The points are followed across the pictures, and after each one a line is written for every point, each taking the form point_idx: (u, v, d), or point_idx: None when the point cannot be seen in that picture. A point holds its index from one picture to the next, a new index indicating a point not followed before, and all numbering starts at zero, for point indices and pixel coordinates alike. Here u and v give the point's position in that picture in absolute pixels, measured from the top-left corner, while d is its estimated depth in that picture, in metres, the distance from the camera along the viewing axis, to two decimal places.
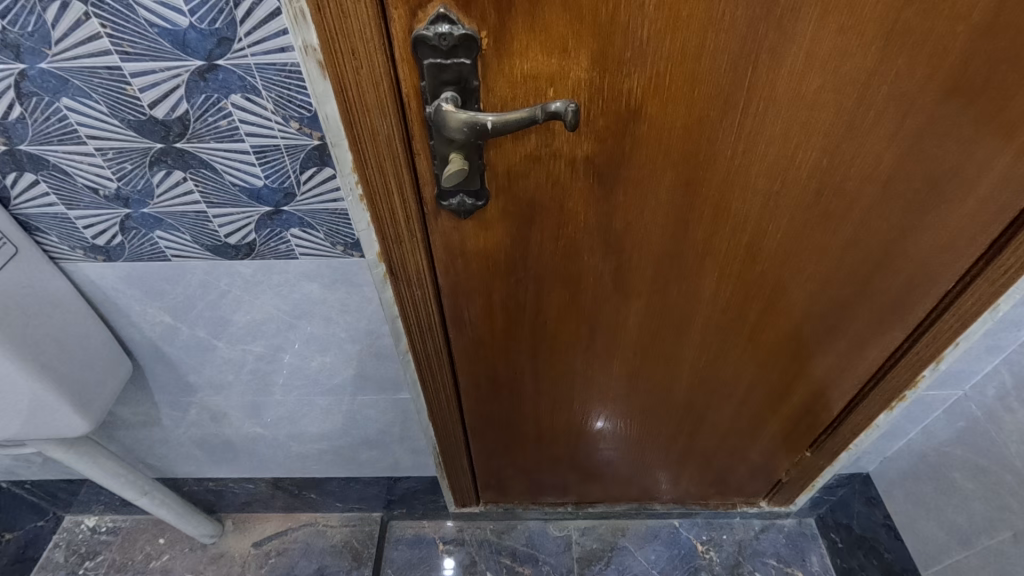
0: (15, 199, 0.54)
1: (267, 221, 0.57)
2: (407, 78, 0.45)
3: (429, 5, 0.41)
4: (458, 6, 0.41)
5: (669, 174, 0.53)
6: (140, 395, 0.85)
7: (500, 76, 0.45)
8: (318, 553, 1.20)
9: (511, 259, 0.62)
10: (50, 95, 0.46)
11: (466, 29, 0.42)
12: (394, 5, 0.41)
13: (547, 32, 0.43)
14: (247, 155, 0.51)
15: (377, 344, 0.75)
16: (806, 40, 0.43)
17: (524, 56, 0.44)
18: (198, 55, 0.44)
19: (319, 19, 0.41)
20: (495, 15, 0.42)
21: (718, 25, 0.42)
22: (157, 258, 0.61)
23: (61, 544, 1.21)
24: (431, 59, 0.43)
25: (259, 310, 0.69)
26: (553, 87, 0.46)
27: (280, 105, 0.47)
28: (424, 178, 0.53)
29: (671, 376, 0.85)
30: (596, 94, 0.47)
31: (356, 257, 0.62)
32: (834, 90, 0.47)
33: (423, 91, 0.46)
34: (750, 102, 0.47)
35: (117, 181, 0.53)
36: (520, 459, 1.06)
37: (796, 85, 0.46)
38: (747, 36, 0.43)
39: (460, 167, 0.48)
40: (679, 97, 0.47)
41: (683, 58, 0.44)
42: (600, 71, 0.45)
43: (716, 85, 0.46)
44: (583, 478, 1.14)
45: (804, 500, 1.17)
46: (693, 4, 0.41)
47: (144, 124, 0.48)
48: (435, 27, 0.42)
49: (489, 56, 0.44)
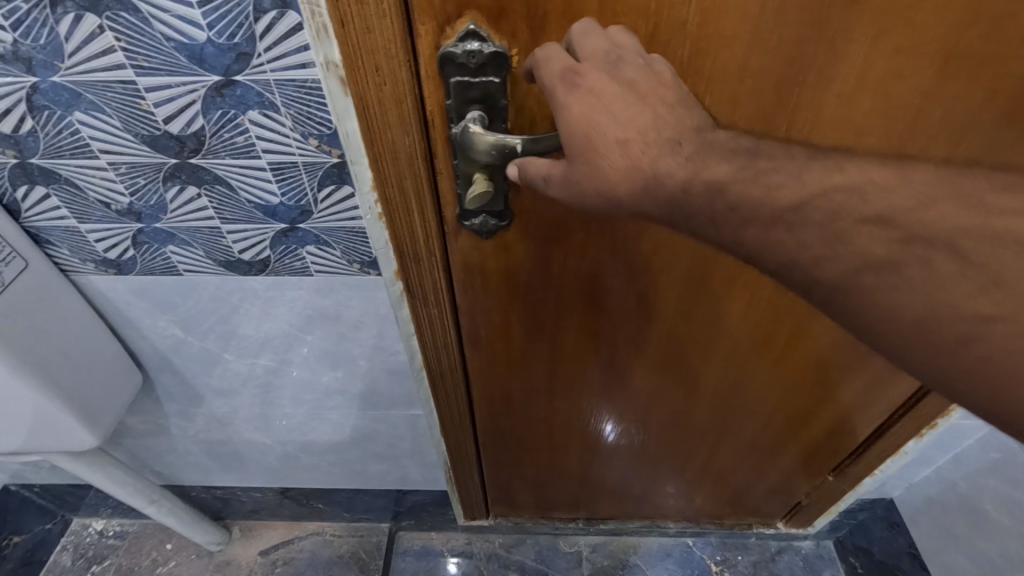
0: (26, 212, 0.53)
1: (282, 238, 0.55)
2: (432, 95, 0.43)
3: (458, 21, 0.39)
4: (488, 22, 0.39)
5: None
6: (149, 404, 0.84)
7: (530, 95, 0.43)
8: (325, 564, 1.19)
9: (532, 278, 0.60)
10: (63, 109, 0.44)
11: (496, 47, 0.40)
12: (422, 20, 0.39)
13: None
14: (263, 171, 0.49)
15: (391, 361, 0.74)
16: (858, 62, 0.41)
17: None
18: (215, 70, 0.42)
19: (342, 34, 0.39)
20: (527, 31, 0.40)
21: (764, 44, 0.40)
22: (169, 273, 0.60)
23: (69, 547, 1.20)
24: (457, 77, 0.41)
25: (272, 325, 0.67)
26: None
27: (298, 121, 0.45)
28: (445, 197, 0.51)
29: (692, 397, 0.82)
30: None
31: (372, 275, 0.60)
32: (885, 115, 0.44)
33: (448, 109, 0.44)
34: (793, 126, 0.45)
35: (129, 196, 0.52)
36: (532, 476, 1.03)
37: (844, 109, 0.43)
38: (795, 57, 0.41)
39: (484, 191, 0.46)
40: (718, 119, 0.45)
41: (725, 79, 0.42)
42: None
43: (759, 107, 0.44)
44: (596, 494, 1.11)
45: (823, 522, 1.14)
46: (738, 22, 0.39)
47: (158, 139, 0.47)
48: (463, 44, 0.40)
49: (519, 75, 0.42)
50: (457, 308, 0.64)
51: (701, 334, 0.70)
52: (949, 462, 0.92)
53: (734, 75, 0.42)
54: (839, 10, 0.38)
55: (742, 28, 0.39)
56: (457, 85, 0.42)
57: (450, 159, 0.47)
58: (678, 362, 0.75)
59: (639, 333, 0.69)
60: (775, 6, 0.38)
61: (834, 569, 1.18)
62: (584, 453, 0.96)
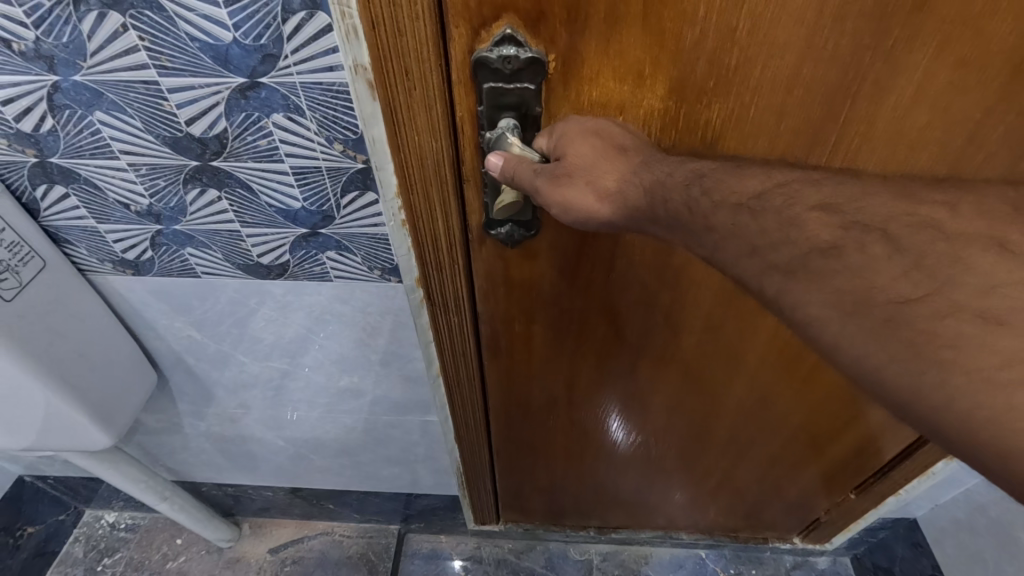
0: (44, 211, 0.52)
1: (302, 242, 0.54)
2: (462, 101, 0.41)
3: (494, 25, 0.37)
4: (526, 26, 0.37)
5: None
6: (163, 403, 0.83)
7: (564, 101, 0.41)
8: (334, 564, 1.18)
9: (556, 290, 0.59)
10: (84, 108, 0.43)
11: (533, 52, 0.38)
12: (456, 24, 0.37)
13: (621, 56, 0.39)
14: (285, 175, 0.47)
15: (407, 367, 0.72)
16: (917, 73, 0.38)
17: (593, 82, 0.40)
18: (240, 71, 0.40)
19: (373, 36, 0.37)
20: (565, 36, 0.37)
21: (818, 53, 0.38)
22: (186, 275, 0.58)
23: (81, 539, 1.21)
24: (491, 83, 0.39)
25: (288, 329, 0.66)
26: (622, 115, 0.42)
27: (323, 125, 0.44)
28: (471, 206, 0.49)
29: (714, 412, 0.80)
30: (670, 125, 0.42)
31: (392, 281, 0.58)
32: (941, 129, 0.41)
33: (479, 116, 0.42)
34: (842, 138, 0.43)
35: (149, 198, 0.50)
36: (545, 484, 1.02)
37: (898, 121, 0.41)
38: (849, 67, 0.38)
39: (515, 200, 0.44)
40: (763, 129, 0.42)
41: (774, 89, 0.40)
42: (676, 100, 0.41)
43: (807, 119, 0.41)
44: (608, 504, 1.10)
45: (841, 539, 1.11)
46: (791, 29, 0.36)
47: (179, 141, 0.45)
48: (499, 49, 0.38)
49: (554, 81, 0.40)
50: (477, 317, 0.62)
51: (730, 350, 0.68)
52: (979, 484, 0.89)
53: (783, 85, 0.39)
54: (901, 18, 0.36)
55: (796, 36, 0.37)
56: (489, 92, 0.40)
57: (478, 167, 0.45)
58: (704, 378, 0.73)
59: (666, 347, 0.68)
60: (833, 12, 0.36)
61: None
62: (600, 463, 0.95)
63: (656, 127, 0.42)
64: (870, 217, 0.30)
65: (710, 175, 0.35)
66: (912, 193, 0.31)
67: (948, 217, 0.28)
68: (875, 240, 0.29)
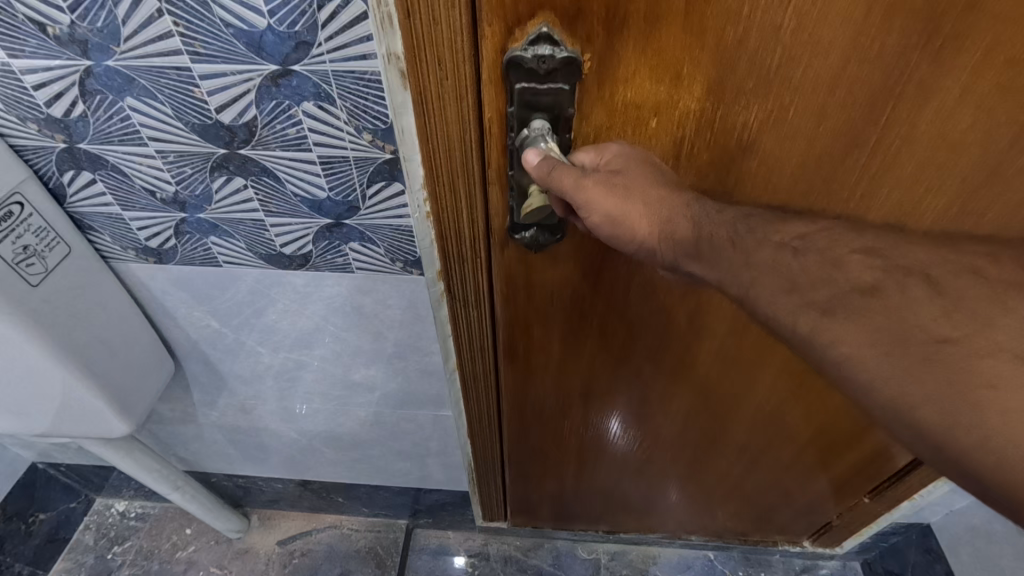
0: (71, 197, 0.52)
1: (326, 233, 0.54)
2: (493, 101, 0.41)
3: (529, 23, 0.36)
4: (564, 25, 0.36)
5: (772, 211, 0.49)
6: (178, 392, 0.84)
7: (599, 102, 0.40)
8: (342, 558, 1.18)
9: (579, 292, 0.58)
10: (114, 94, 0.43)
11: (569, 52, 0.37)
12: (491, 21, 0.36)
13: (659, 56, 0.38)
14: (313, 165, 0.47)
15: (424, 361, 0.72)
16: (962, 74, 0.38)
17: (629, 82, 0.39)
18: (273, 59, 0.40)
19: (407, 27, 0.37)
20: (603, 35, 0.37)
21: (863, 53, 0.37)
22: (209, 264, 0.59)
23: (92, 526, 1.22)
24: (523, 83, 0.38)
25: (307, 320, 0.66)
26: (657, 117, 0.41)
27: (354, 115, 0.43)
28: (497, 207, 0.48)
29: (733, 417, 0.79)
30: (707, 124, 0.42)
31: (414, 274, 0.58)
32: (986, 131, 0.41)
33: (509, 116, 0.41)
34: (882, 138, 0.42)
35: (175, 185, 0.50)
36: (555, 487, 1.01)
37: (938, 124, 0.41)
38: (893, 67, 0.38)
39: (543, 204, 0.43)
40: (803, 131, 0.42)
41: (816, 90, 0.39)
42: (714, 100, 0.40)
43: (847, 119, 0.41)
44: (618, 508, 1.09)
45: (851, 543, 1.11)
46: (837, 28, 0.36)
47: (208, 128, 0.45)
48: (534, 49, 0.37)
49: (589, 81, 0.39)
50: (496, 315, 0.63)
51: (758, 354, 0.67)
52: None
53: (827, 85, 0.39)
54: (953, 18, 0.35)
55: (842, 35, 0.36)
56: (521, 92, 0.39)
57: (506, 168, 0.45)
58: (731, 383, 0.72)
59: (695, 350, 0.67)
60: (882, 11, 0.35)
61: None
62: (613, 468, 0.94)
63: (694, 127, 0.42)
64: (914, 262, 0.32)
65: (755, 218, 0.38)
66: (954, 244, 0.33)
67: (993, 267, 0.31)
68: (916, 282, 0.31)
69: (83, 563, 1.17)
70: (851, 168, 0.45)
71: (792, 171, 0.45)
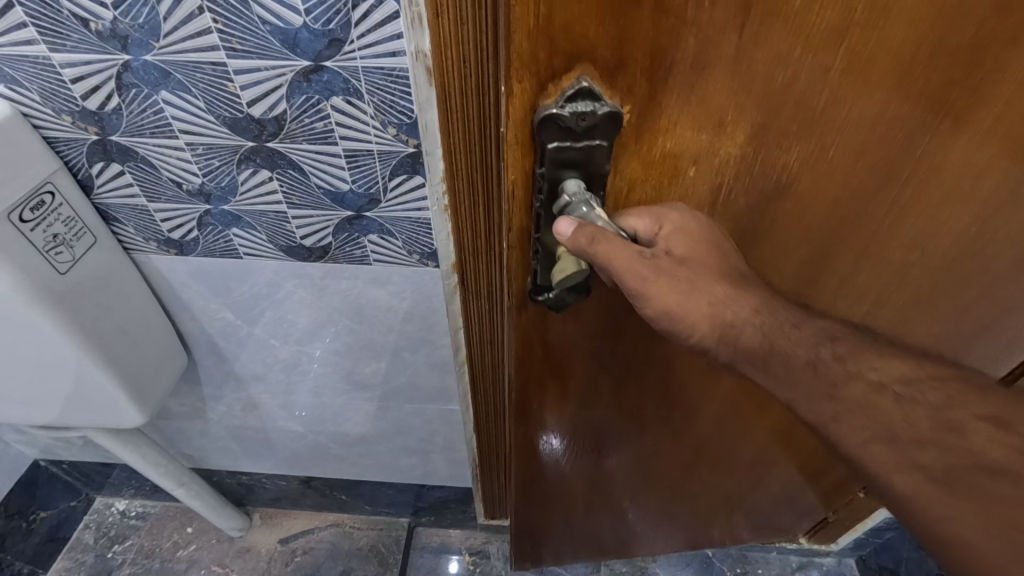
0: (98, 187, 0.53)
1: (346, 225, 0.55)
2: (517, 162, 0.35)
3: (565, 76, 0.31)
4: (604, 79, 0.31)
5: (803, 248, 0.46)
6: (188, 387, 0.84)
7: (634, 155, 0.36)
8: (344, 556, 1.19)
9: (596, 348, 0.52)
10: (150, 87, 0.45)
11: (610, 106, 0.32)
12: (519, 77, 0.30)
13: (704, 105, 0.33)
14: (338, 158, 0.49)
15: (434, 355, 0.74)
16: (1000, 103, 0.36)
17: (669, 133, 0.35)
18: (306, 55, 0.42)
19: (435, 23, 0.39)
20: (645, 88, 0.32)
21: (910, 88, 0.34)
22: (229, 256, 0.60)
23: (91, 525, 1.21)
24: (556, 142, 0.33)
25: (323, 313, 0.67)
26: (695, 166, 0.37)
27: (380, 109, 0.46)
28: (514, 271, 0.43)
29: (742, 444, 0.76)
30: (742, 171, 0.38)
31: (429, 267, 0.60)
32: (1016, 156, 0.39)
33: (537, 176, 0.35)
34: (917, 170, 0.40)
35: (202, 177, 0.52)
36: (555, 537, 0.94)
37: (971, 157, 0.39)
38: (936, 101, 0.35)
39: (577, 268, 0.37)
40: (835, 172, 0.40)
41: (857, 130, 0.37)
42: (755, 147, 0.37)
43: (882, 157, 0.39)
44: (622, 548, 1.02)
45: (846, 539, 1.13)
46: (886, 66, 0.33)
47: (238, 121, 0.47)
48: (571, 105, 0.31)
49: (627, 135, 0.34)
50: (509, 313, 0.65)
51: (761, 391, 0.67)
52: None
53: (867, 123, 0.36)
54: (996, 51, 0.33)
55: (892, 72, 0.33)
56: (553, 152, 0.33)
57: (529, 230, 0.39)
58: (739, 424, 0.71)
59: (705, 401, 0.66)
60: (932, 47, 0.32)
61: None
62: (619, 514, 0.88)
63: (728, 175, 0.38)
64: None
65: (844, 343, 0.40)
66: None
67: None
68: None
69: (83, 562, 1.17)
70: (884, 201, 0.43)
71: (824, 206, 0.43)
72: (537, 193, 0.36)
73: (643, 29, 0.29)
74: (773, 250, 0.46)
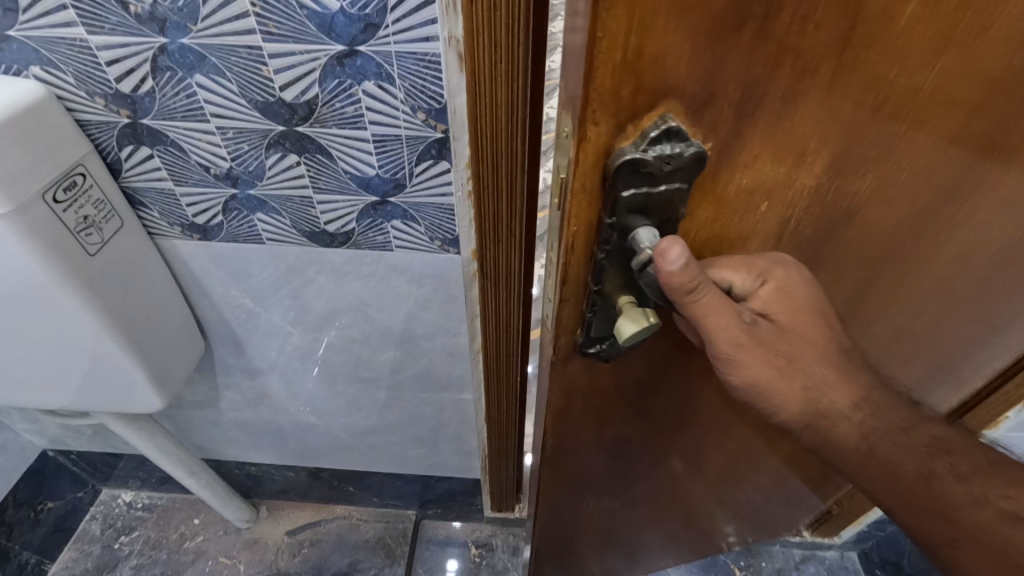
0: (126, 170, 0.54)
1: (370, 211, 0.56)
2: (581, 210, 0.30)
3: (646, 114, 0.26)
4: (687, 114, 0.27)
5: (861, 284, 0.42)
6: (202, 375, 0.85)
7: (705, 196, 0.31)
8: (351, 547, 1.19)
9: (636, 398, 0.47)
10: (184, 70, 0.46)
11: (695, 147, 0.28)
12: (597, 116, 0.26)
13: (788, 136, 0.29)
14: (366, 143, 0.50)
15: (450, 343, 0.75)
16: None
17: (746, 167, 0.30)
18: (341, 39, 0.43)
19: (467, 10, 0.40)
20: (731, 119, 0.28)
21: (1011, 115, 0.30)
22: (252, 241, 0.61)
23: (98, 517, 1.21)
24: (634, 188, 0.29)
25: (342, 300, 0.68)
26: (769, 202, 0.33)
27: (411, 95, 0.47)
28: (561, 326, 0.38)
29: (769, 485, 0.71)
30: (813, 212, 0.35)
31: (450, 253, 0.61)
32: None
33: (603, 225, 0.31)
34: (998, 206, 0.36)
35: (230, 161, 0.53)
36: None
37: None
38: None
39: (649, 323, 0.34)
40: (908, 218, 0.36)
41: (944, 160, 0.32)
42: (834, 177, 0.32)
43: (959, 204, 0.36)
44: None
45: (849, 532, 1.15)
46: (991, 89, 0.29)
47: (270, 106, 0.48)
48: (656, 147, 0.27)
49: (703, 177, 0.30)
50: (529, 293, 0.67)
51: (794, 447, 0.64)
52: None
53: (952, 167, 0.33)
54: None
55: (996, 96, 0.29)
56: (628, 200, 0.29)
57: (585, 283, 0.34)
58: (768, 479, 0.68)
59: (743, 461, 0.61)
60: None
61: None
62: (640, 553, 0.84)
63: (799, 220, 0.35)
64: None
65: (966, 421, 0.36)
66: None
67: None
68: None
69: (89, 553, 1.17)
70: (957, 236, 0.38)
71: (890, 242, 0.38)
72: (602, 245, 0.32)
73: (741, 67, 0.25)
74: (831, 287, 0.41)
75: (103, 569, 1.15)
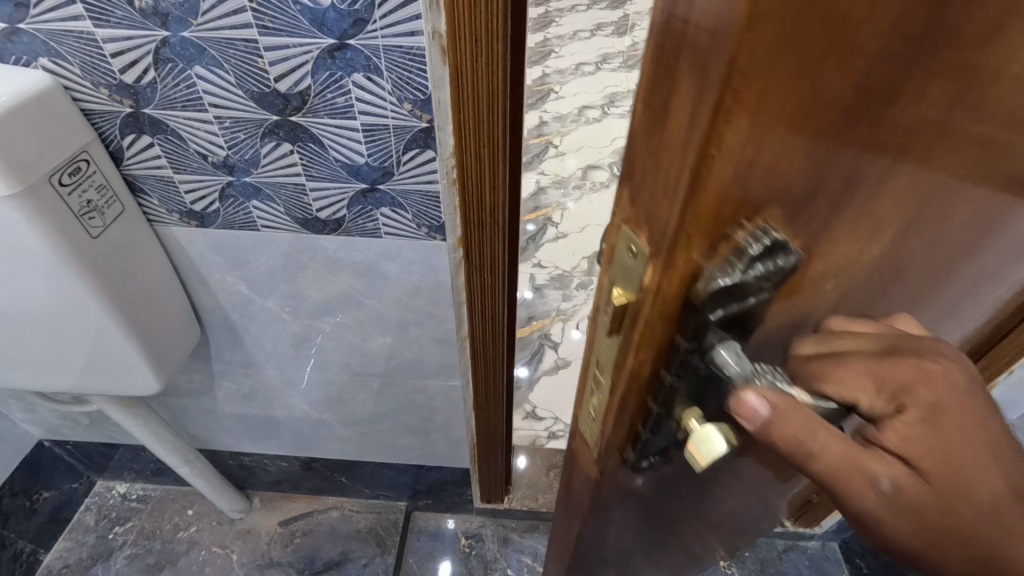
0: (128, 158, 0.57)
1: (360, 198, 0.59)
2: (658, 326, 0.28)
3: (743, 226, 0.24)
4: (783, 213, 0.25)
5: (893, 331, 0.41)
6: (197, 363, 0.87)
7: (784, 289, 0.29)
8: (343, 538, 1.21)
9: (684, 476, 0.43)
10: (185, 62, 0.49)
11: (788, 258, 0.26)
12: (693, 228, 0.24)
13: (866, 215, 0.28)
14: (356, 132, 0.53)
15: (438, 330, 0.77)
16: None
17: (826, 251, 0.29)
18: (332, 33, 0.46)
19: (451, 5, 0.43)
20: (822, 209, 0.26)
21: None
22: (247, 228, 0.64)
23: (92, 508, 1.23)
24: (721, 307, 0.26)
25: (334, 287, 0.71)
26: (836, 278, 0.32)
27: (397, 86, 0.50)
28: (618, 423, 0.35)
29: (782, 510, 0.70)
30: (870, 274, 0.33)
31: (437, 241, 0.64)
32: None
33: (680, 338, 0.29)
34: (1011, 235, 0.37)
35: (227, 149, 0.56)
36: None
37: None
38: None
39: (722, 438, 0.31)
40: (947, 268, 0.37)
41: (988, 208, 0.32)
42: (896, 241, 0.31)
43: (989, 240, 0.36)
44: None
45: (829, 521, 1.18)
46: None
47: (266, 96, 0.51)
48: (749, 266, 0.25)
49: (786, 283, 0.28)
50: (512, 279, 0.71)
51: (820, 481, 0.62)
52: None
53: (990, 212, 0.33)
54: None
55: None
56: (717, 322, 0.27)
57: (650, 390, 0.32)
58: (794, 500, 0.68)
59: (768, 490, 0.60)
60: None
61: (839, 569, 1.21)
62: None
63: (855, 286, 0.33)
64: None
65: None
66: None
67: None
68: None
69: (84, 543, 1.18)
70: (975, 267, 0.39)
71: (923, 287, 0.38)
72: (677, 359, 0.30)
73: (841, 163, 0.24)
74: None
75: (97, 559, 1.16)
